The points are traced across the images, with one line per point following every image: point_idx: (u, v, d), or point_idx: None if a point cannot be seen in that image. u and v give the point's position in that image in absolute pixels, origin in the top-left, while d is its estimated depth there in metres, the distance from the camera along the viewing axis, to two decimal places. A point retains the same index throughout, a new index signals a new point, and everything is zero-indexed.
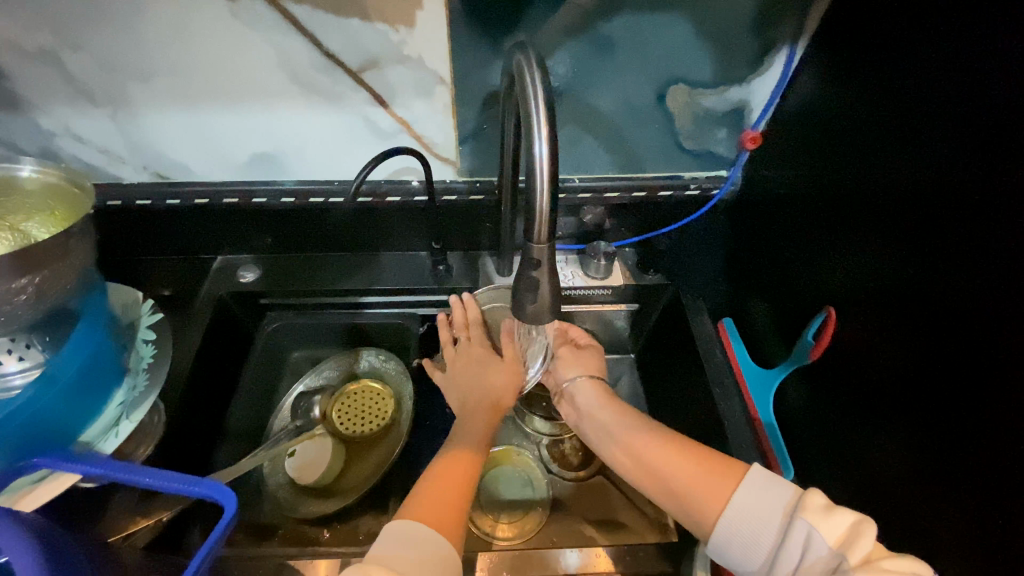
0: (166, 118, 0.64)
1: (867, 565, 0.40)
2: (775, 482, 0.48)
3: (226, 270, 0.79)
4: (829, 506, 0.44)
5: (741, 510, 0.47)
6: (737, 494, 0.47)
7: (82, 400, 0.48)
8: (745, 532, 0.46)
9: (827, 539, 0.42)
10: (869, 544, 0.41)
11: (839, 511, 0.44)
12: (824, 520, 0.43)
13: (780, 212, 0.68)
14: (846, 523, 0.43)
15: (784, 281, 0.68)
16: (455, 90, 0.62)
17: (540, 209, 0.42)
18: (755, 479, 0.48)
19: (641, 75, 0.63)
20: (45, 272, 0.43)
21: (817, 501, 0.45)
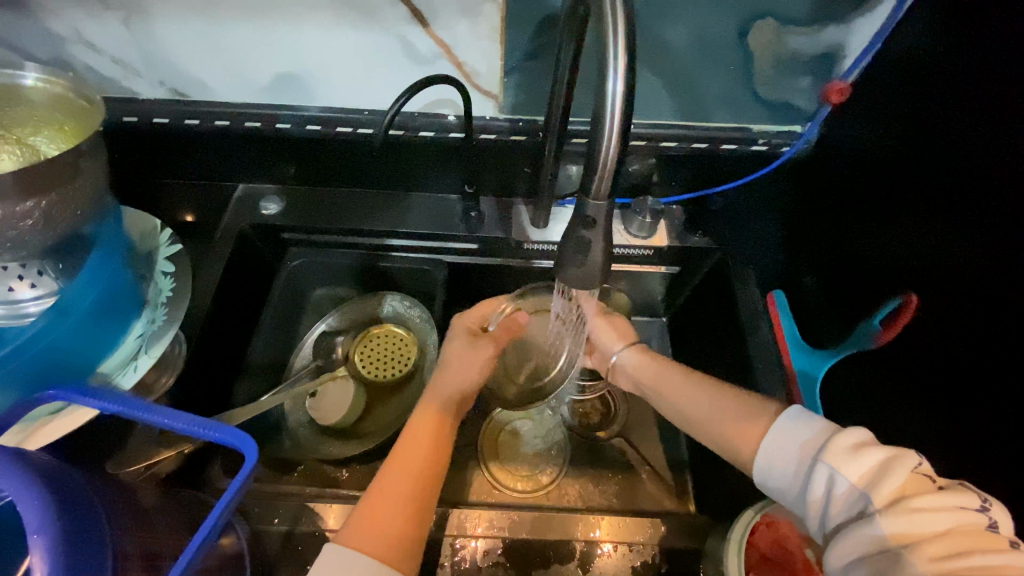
0: (183, 28, 0.57)
1: (894, 505, 0.37)
2: (812, 415, 0.46)
3: (247, 200, 0.75)
4: (859, 443, 0.41)
5: (777, 442, 0.45)
6: (772, 427, 0.46)
7: (99, 331, 0.46)
8: (781, 468, 0.44)
9: (850, 478, 0.40)
10: (901, 480, 0.38)
11: (873, 448, 0.41)
12: (852, 458, 0.40)
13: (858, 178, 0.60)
14: (878, 459, 0.40)
15: (849, 255, 0.61)
16: (506, 9, 0.54)
17: (604, 160, 0.37)
18: (787, 415, 0.46)
19: (724, 4, 0.54)
20: (52, 196, 0.39)
21: (847, 439, 0.42)
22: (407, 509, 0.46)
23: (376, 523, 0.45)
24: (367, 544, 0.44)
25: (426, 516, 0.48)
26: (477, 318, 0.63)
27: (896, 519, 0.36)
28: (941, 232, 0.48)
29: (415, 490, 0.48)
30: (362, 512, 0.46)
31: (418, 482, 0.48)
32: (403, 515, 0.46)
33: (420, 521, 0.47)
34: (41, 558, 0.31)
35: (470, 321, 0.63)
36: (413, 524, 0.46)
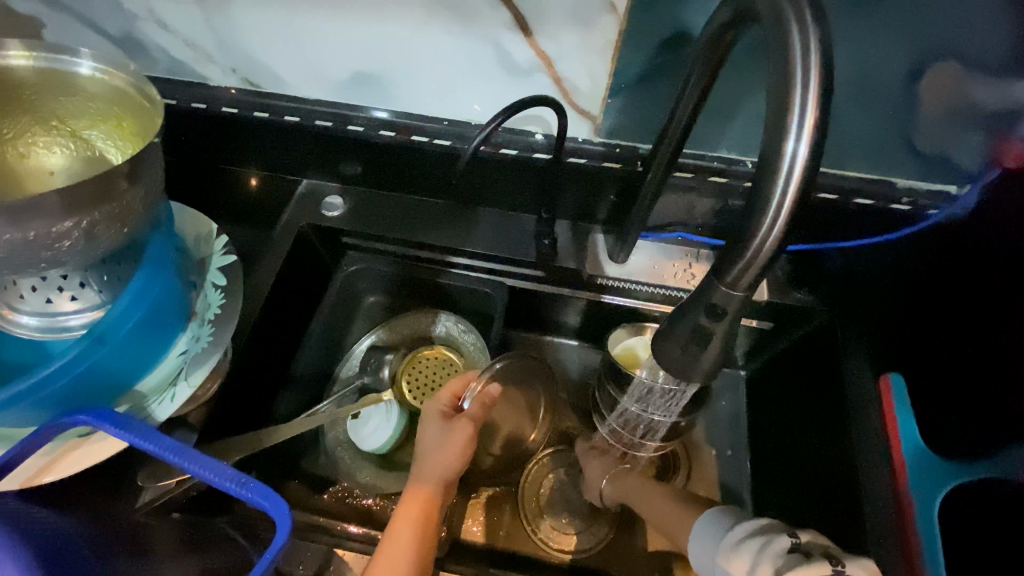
0: (263, 15, 0.52)
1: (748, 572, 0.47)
2: (718, 515, 0.54)
3: (310, 197, 0.71)
4: (740, 538, 0.50)
5: (699, 556, 0.53)
6: (693, 537, 0.54)
7: (138, 353, 0.42)
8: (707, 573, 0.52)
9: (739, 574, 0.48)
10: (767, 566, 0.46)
11: (750, 538, 0.49)
12: (735, 555, 0.49)
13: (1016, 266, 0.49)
14: (751, 550, 0.48)
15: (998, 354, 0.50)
16: (626, 23, 0.45)
17: (754, 245, 0.29)
18: (699, 522, 0.55)
19: (898, 37, 0.44)
20: (97, 214, 0.34)
21: (737, 533, 0.50)
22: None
23: None
24: None
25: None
26: (449, 395, 0.58)
27: None
28: None
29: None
30: None
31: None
32: None
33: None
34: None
35: (444, 400, 0.58)
36: None
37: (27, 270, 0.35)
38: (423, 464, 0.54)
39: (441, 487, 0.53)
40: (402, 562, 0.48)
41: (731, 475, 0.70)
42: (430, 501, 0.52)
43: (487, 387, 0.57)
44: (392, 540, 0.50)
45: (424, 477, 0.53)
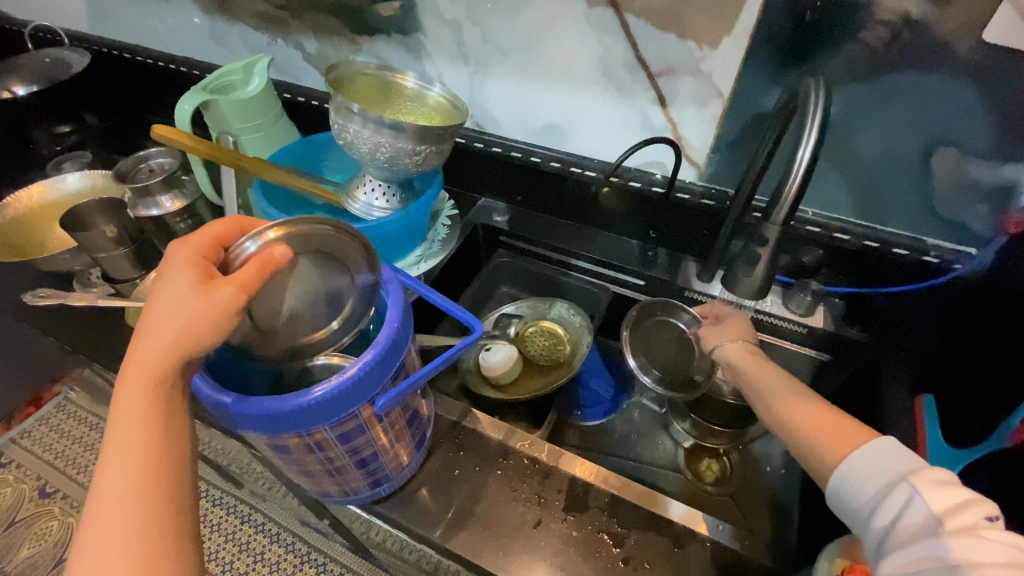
0: (503, 83, 0.88)
1: (964, 531, 0.40)
2: (900, 450, 0.48)
3: (487, 208, 1.03)
4: (946, 482, 0.44)
5: (863, 460, 0.49)
6: (859, 450, 0.50)
7: (404, 239, 0.72)
8: (858, 482, 0.48)
9: (928, 505, 0.43)
10: (974, 516, 0.41)
11: (959, 489, 0.43)
12: (937, 490, 0.43)
13: (1003, 300, 0.64)
14: (959, 497, 0.43)
15: (998, 370, 0.62)
16: (728, 105, 0.73)
17: (788, 195, 0.52)
18: (876, 447, 0.49)
19: (910, 129, 0.66)
20: (429, 148, 0.66)
21: (936, 475, 0.45)
22: (129, 494, 0.40)
23: (116, 498, 0.40)
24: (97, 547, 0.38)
25: (163, 509, 0.40)
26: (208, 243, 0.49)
27: (963, 541, 0.39)
28: None
29: (135, 487, 0.41)
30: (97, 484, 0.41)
31: (150, 463, 0.42)
32: (137, 490, 0.40)
33: (155, 520, 0.40)
34: (393, 309, 0.52)
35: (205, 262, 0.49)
36: (140, 511, 0.40)
37: (391, 166, 0.68)
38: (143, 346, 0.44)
39: (175, 356, 0.43)
40: (147, 436, 0.42)
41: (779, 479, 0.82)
42: (164, 378, 0.43)
43: (272, 247, 0.48)
44: (123, 401, 0.43)
45: (145, 356, 0.43)
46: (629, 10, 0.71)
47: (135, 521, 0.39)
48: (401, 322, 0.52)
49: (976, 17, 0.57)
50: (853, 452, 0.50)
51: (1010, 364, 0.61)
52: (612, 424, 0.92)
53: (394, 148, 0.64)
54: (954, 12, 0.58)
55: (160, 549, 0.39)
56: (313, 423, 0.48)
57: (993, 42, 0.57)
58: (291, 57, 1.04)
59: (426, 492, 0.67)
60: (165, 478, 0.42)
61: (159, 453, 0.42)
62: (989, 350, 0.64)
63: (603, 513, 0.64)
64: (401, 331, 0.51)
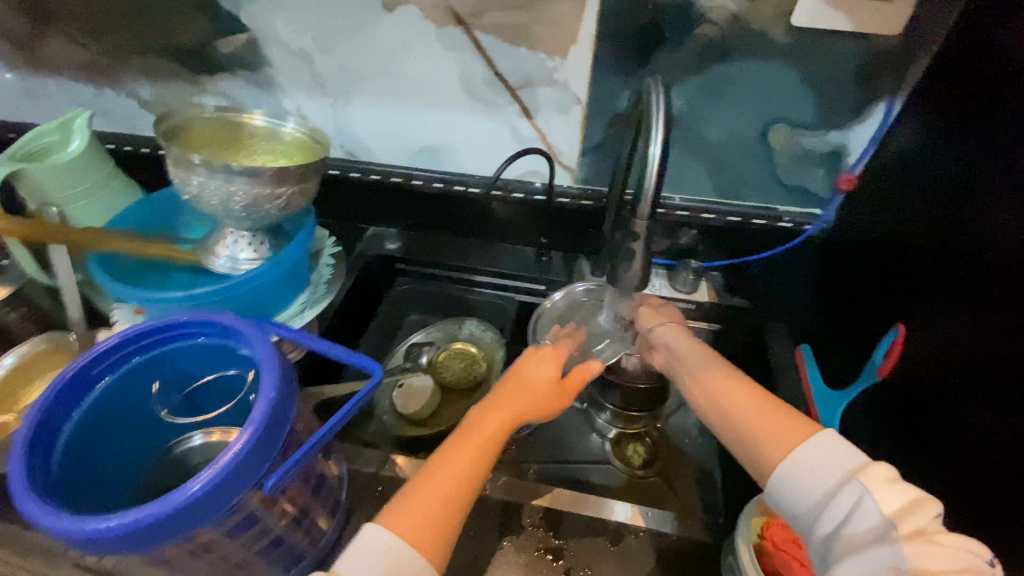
0: (367, 110, 0.85)
1: (913, 538, 0.42)
2: (844, 445, 0.49)
3: (377, 237, 0.99)
4: (894, 478, 0.46)
5: (812, 455, 0.50)
6: (804, 446, 0.50)
7: (282, 289, 0.67)
8: (807, 477, 0.49)
9: (883, 508, 0.44)
10: (925, 518, 0.44)
11: (904, 487, 0.45)
12: (889, 490, 0.45)
13: (862, 251, 0.73)
14: (910, 497, 0.45)
15: (861, 314, 0.71)
16: (587, 110, 0.77)
17: (647, 192, 0.54)
18: (823, 440, 0.50)
19: (748, 113, 0.73)
20: (292, 190, 0.62)
21: (882, 472, 0.46)
22: (444, 504, 0.48)
23: (423, 513, 0.47)
24: (415, 539, 0.46)
25: (450, 526, 0.48)
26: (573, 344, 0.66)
27: (921, 550, 0.41)
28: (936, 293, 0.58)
29: (443, 511, 0.48)
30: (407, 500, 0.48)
31: (458, 478, 0.49)
32: (460, 501, 0.49)
33: (447, 535, 0.47)
34: (268, 378, 0.47)
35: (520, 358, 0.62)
36: (446, 521, 0.47)
37: (251, 217, 0.63)
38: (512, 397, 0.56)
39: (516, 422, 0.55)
40: (469, 451, 0.51)
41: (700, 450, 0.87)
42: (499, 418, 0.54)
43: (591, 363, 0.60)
44: (472, 431, 0.53)
45: (474, 421, 0.54)
46: (477, 28, 0.72)
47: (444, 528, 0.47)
48: (279, 391, 0.47)
49: (781, 9, 0.65)
50: (799, 446, 0.51)
51: (873, 306, 0.68)
52: (540, 433, 0.92)
53: (250, 197, 0.60)
54: (764, 5, 0.65)
55: (437, 553, 0.46)
56: (191, 525, 0.42)
57: (801, 26, 0.65)
58: (123, 105, 0.93)
59: None
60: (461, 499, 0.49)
61: (475, 464, 0.51)
62: (851, 298, 0.73)
63: (539, 530, 0.63)
64: (280, 399, 0.47)
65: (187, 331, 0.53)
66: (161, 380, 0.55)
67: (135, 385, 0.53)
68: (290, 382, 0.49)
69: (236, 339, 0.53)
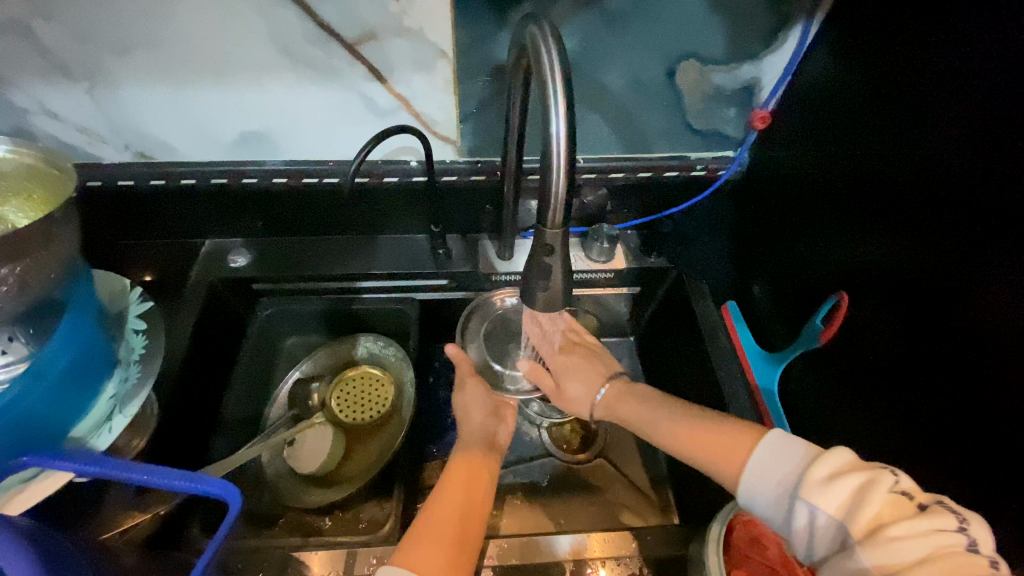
0: (146, 95, 0.60)
1: (874, 536, 0.37)
2: (789, 443, 0.45)
3: (215, 255, 0.75)
4: (834, 472, 0.41)
5: (759, 472, 0.44)
6: (756, 455, 0.45)
7: (69, 396, 0.46)
8: (761, 500, 0.44)
9: (829, 511, 0.39)
10: (878, 507, 0.38)
11: (848, 475, 0.40)
12: (827, 489, 0.40)
13: (786, 196, 0.66)
14: (853, 486, 0.39)
15: (792, 264, 0.66)
16: (457, 64, 0.59)
17: (555, 191, 0.41)
18: (768, 446, 0.45)
19: (650, 51, 0.60)
20: (26, 261, 0.41)
21: (823, 469, 0.41)
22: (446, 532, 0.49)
23: (427, 543, 0.48)
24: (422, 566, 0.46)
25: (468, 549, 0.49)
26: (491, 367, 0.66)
27: (880, 551, 0.36)
28: (885, 246, 0.51)
29: (451, 537, 0.49)
30: (412, 538, 0.49)
31: (461, 508, 0.51)
32: (455, 532, 0.49)
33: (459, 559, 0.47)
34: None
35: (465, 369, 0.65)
36: (457, 546, 0.48)
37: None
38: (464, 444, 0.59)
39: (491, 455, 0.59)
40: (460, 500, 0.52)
41: None
42: (468, 452, 0.58)
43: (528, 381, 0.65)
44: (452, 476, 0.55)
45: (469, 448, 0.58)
46: None
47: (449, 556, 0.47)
48: None
49: None
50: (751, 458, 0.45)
51: (808, 258, 0.63)
52: None
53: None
54: None
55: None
56: None
57: None
58: None
59: None
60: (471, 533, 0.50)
61: (463, 517, 0.51)
62: (781, 250, 0.67)
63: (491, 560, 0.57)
64: None
65: None
66: None
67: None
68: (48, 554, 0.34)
69: None
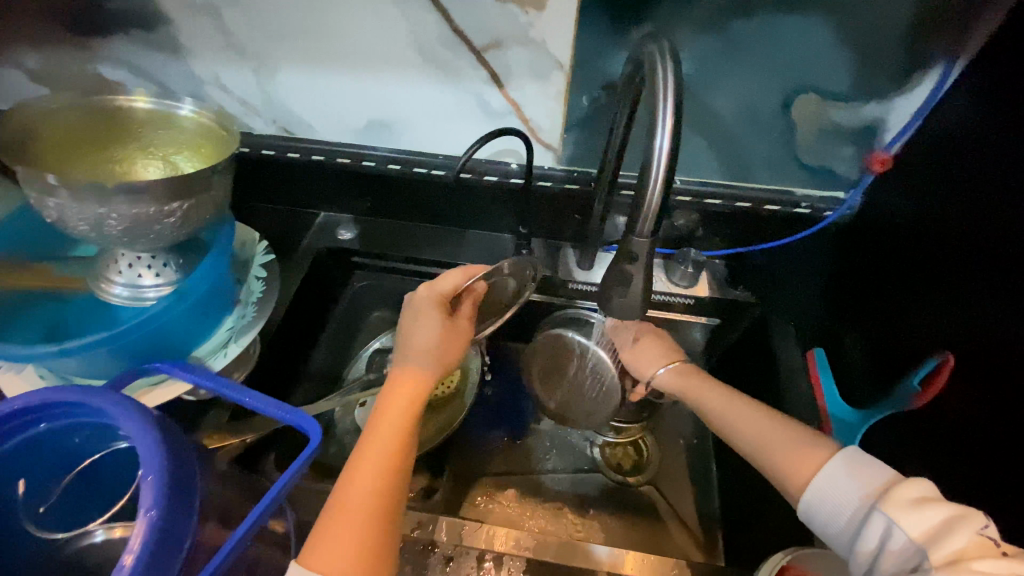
0: (298, 77, 0.69)
1: (950, 566, 0.34)
2: (876, 463, 0.43)
3: (326, 226, 0.84)
4: (920, 499, 0.38)
5: (836, 482, 0.43)
6: (831, 465, 0.44)
7: (200, 318, 0.54)
8: (834, 511, 0.42)
9: (909, 532, 0.37)
10: (962, 540, 0.35)
11: (935, 505, 0.37)
12: (909, 510, 0.38)
13: (891, 246, 0.62)
14: (939, 517, 0.37)
15: (889, 319, 0.61)
16: (571, 76, 0.62)
17: (650, 201, 0.42)
18: (850, 458, 0.43)
19: (767, 79, 0.60)
20: (191, 201, 0.48)
21: (908, 492, 0.39)
22: (361, 505, 0.45)
23: (340, 530, 0.44)
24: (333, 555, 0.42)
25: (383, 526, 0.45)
26: (452, 286, 0.59)
27: None
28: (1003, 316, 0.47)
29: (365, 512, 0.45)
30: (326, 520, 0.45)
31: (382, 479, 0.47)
32: (371, 512, 0.45)
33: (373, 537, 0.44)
34: (144, 450, 0.38)
35: (406, 330, 0.57)
36: (378, 526, 0.45)
37: (137, 241, 0.49)
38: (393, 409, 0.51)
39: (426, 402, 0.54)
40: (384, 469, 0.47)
41: (696, 460, 0.80)
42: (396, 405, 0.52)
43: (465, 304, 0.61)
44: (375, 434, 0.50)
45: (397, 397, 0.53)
46: None
47: (366, 536, 0.44)
48: (160, 472, 0.38)
49: None
50: (822, 468, 0.44)
51: (907, 316, 0.58)
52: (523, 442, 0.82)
53: (130, 218, 0.46)
54: None
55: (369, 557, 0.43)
56: None
57: None
58: None
59: None
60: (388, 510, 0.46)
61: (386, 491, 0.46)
62: (877, 303, 0.63)
63: None
64: (167, 514, 0.37)
65: (27, 418, 0.41)
66: (30, 475, 0.43)
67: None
68: (174, 439, 0.41)
69: (105, 421, 0.42)
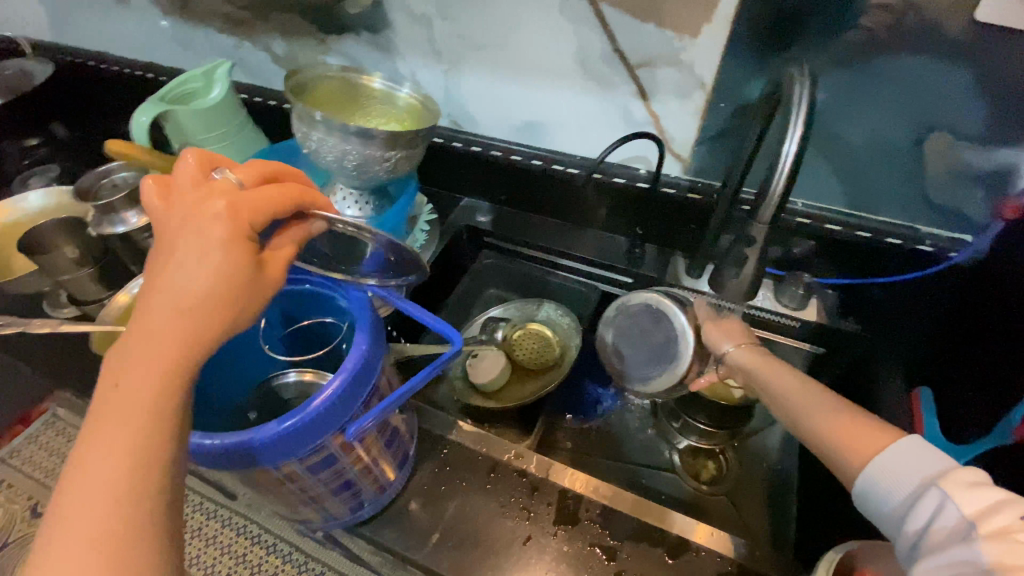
0: (477, 79, 0.85)
1: (998, 536, 0.35)
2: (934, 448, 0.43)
3: (468, 209, 0.99)
4: (978, 482, 0.39)
5: (892, 463, 0.43)
6: (890, 449, 0.43)
7: None
8: (882, 487, 0.43)
9: (960, 509, 0.37)
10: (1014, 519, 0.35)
11: (992, 489, 0.38)
12: (967, 489, 0.38)
13: None
14: (994, 498, 0.37)
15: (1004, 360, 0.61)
16: (711, 96, 0.71)
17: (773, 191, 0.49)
18: (911, 444, 0.43)
19: (900, 114, 0.64)
20: (401, 153, 0.64)
21: (964, 475, 0.39)
22: (111, 471, 0.32)
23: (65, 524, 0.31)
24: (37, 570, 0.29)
25: (135, 494, 0.32)
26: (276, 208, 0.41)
27: (1004, 547, 0.34)
28: None
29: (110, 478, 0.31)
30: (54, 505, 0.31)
31: (132, 444, 0.32)
32: (102, 484, 0.31)
33: (113, 512, 0.31)
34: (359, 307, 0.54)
35: (164, 254, 0.37)
36: (121, 499, 0.31)
37: (361, 175, 0.65)
38: (137, 360, 0.34)
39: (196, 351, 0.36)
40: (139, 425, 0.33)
41: (775, 477, 0.81)
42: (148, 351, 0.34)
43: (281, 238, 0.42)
44: (122, 386, 0.34)
45: (144, 340, 0.35)
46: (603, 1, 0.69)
47: (108, 511, 0.31)
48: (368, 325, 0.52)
49: None
50: (882, 452, 0.44)
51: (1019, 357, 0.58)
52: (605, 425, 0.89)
53: (363, 157, 0.62)
54: None
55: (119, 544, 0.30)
56: (282, 456, 0.46)
57: (984, 21, 0.55)
58: (260, 60, 0.99)
59: (416, 506, 0.65)
60: (147, 481, 0.32)
61: (132, 456, 0.32)
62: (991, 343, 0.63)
63: (595, 526, 0.62)
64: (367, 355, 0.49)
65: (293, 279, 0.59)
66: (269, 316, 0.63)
67: (250, 317, 0.61)
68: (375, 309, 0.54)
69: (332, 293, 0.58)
